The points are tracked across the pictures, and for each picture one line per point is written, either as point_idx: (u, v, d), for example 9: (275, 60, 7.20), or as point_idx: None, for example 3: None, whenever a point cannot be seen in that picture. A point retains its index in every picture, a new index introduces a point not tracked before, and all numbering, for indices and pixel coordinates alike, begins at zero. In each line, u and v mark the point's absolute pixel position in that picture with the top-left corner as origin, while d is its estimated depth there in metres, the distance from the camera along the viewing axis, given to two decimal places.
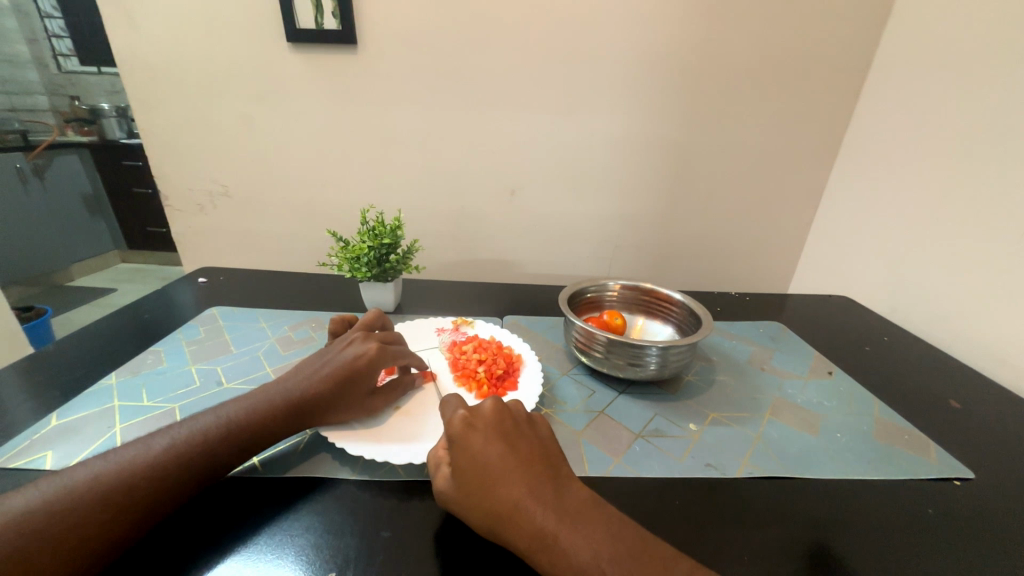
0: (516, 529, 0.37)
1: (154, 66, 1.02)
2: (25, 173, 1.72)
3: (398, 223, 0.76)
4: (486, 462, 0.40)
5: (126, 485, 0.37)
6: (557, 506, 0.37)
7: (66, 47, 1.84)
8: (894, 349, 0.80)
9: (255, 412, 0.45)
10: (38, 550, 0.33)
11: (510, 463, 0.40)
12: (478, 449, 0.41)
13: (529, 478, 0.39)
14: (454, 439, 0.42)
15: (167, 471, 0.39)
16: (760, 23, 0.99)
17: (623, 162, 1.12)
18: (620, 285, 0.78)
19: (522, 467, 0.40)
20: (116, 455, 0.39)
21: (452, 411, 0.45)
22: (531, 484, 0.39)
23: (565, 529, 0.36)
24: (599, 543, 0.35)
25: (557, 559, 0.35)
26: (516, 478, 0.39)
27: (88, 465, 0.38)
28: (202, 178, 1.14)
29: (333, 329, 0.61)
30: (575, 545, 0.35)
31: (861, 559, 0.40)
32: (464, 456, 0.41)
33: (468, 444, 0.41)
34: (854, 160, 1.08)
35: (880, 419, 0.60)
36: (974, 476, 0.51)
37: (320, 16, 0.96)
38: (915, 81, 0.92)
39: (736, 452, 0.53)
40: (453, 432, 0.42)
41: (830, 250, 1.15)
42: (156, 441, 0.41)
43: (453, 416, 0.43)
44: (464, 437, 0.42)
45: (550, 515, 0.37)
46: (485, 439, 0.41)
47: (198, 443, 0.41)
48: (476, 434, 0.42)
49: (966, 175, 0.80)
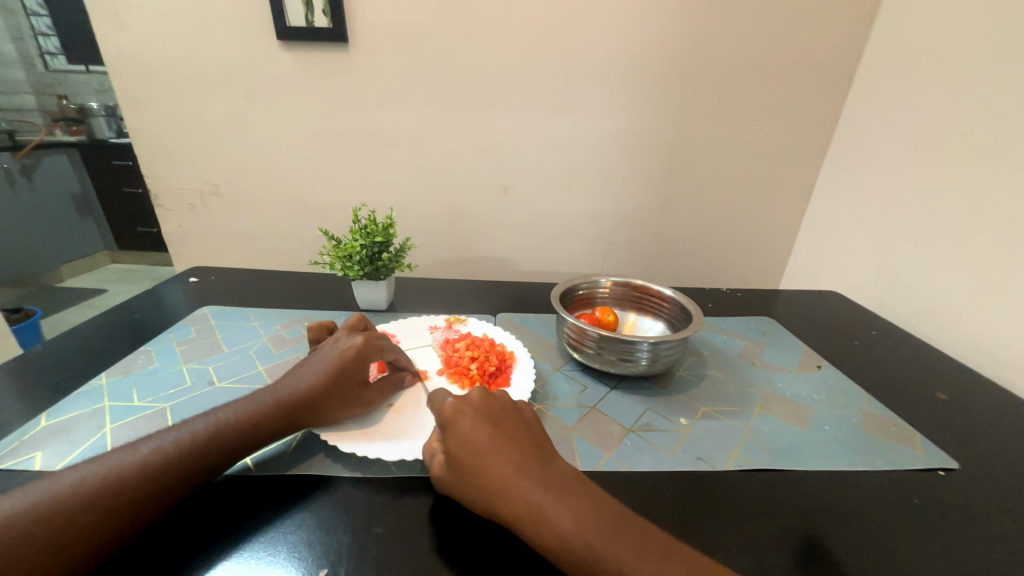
0: (507, 505, 0.37)
1: (142, 64, 1.01)
2: (12, 173, 1.73)
3: (390, 221, 0.76)
4: (475, 444, 0.40)
5: (106, 489, 0.37)
6: (547, 482, 0.38)
7: (53, 45, 1.81)
8: (882, 342, 0.82)
9: (245, 415, 0.45)
10: (17, 557, 0.32)
11: (498, 443, 0.40)
12: (468, 432, 0.41)
13: (517, 456, 0.40)
14: (444, 425, 0.42)
15: (156, 476, 0.38)
16: (750, 21, 0.99)
17: (616, 159, 1.12)
18: (612, 281, 0.78)
19: (512, 447, 0.40)
20: (104, 460, 0.39)
21: (440, 401, 0.45)
22: (519, 462, 0.39)
23: (554, 503, 0.36)
24: (589, 518, 0.36)
25: (546, 534, 0.35)
26: (506, 457, 0.39)
27: (74, 470, 0.38)
28: (193, 177, 1.13)
29: (313, 337, 0.59)
30: (563, 520, 0.35)
31: (849, 549, 0.41)
32: (454, 440, 0.41)
33: (457, 428, 0.42)
34: (842, 155, 1.10)
35: (867, 411, 0.61)
36: (958, 467, 0.52)
37: (311, 14, 0.96)
38: (903, 78, 0.93)
39: (726, 445, 0.53)
40: (443, 417, 0.43)
41: (820, 245, 1.16)
42: (145, 445, 0.40)
43: (443, 403, 0.44)
44: (453, 422, 0.42)
45: (538, 489, 0.37)
46: (474, 423, 0.42)
47: (182, 446, 0.41)
48: (465, 417, 0.42)
49: (953, 170, 0.81)
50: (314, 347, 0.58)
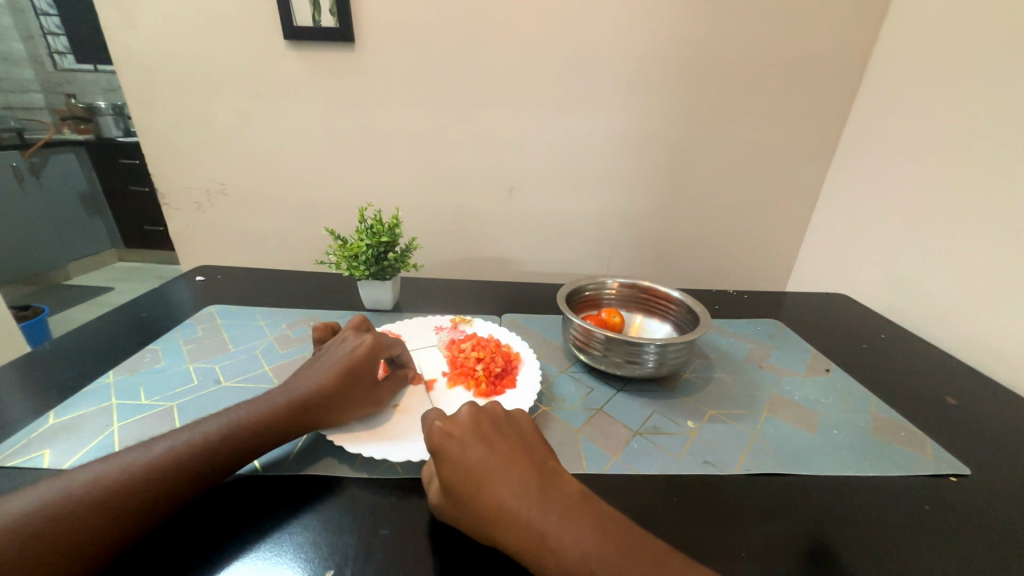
0: (507, 532, 0.36)
1: (150, 63, 1.01)
2: (22, 172, 1.73)
3: (397, 221, 0.76)
4: (469, 469, 0.39)
5: (119, 488, 0.37)
6: (546, 505, 0.37)
7: (62, 44, 1.84)
8: (891, 346, 0.81)
9: (255, 415, 0.45)
10: (29, 559, 0.32)
11: (493, 466, 0.39)
12: (461, 457, 0.40)
13: (512, 479, 0.39)
14: (433, 451, 0.41)
15: (167, 476, 0.38)
16: (757, 20, 0.99)
17: (621, 159, 1.12)
18: (618, 283, 0.78)
19: (505, 468, 0.39)
20: (116, 460, 0.39)
21: (430, 422, 0.44)
22: (515, 485, 0.38)
23: (555, 528, 0.36)
24: (592, 539, 0.35)
25: (550, 560, 0.35)
26: (501, 482, 0.38)
27: (87, 469, 0.38)
28: (200, 176, 1.14)
29: (317, 336, 0.59)
30: (565, 543, 0.35)
31: (857, 555, 0.41)
32: (445, 467, 0.40)
33: (447, 454, 0.40)
34: (850, 156, 1.09)
35: (876, 416, 0.61)
36: (970, 473, 0.52)
37: (318, 14, 0.96)
38: (913, 78, 0.92)
39: (734, 449, 0.53)
40: (431, 443, 0.41)
41: (828, 246, 1.15)
42: (155, 445, 0.40)
43: (430, 428, 0.42)
44: (444, 447, 0.41)
45: (538, 515, 0.36)
46: (465, 448, 0.40)
47: (193, 448, 0.40)
48: (455, 442, 0.41)
49: (963, 173, 0.80)
50: (320, 348, 0.58)
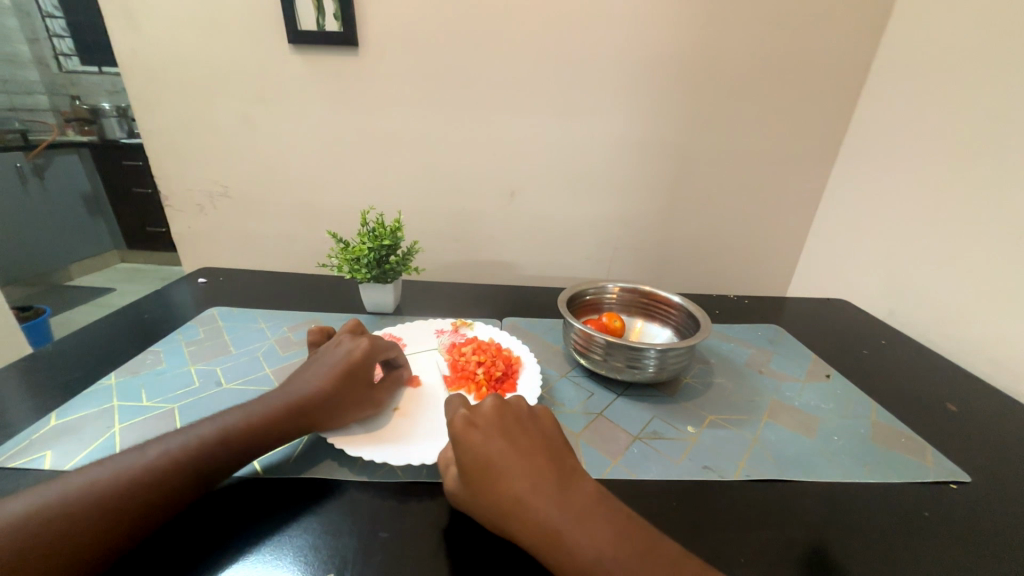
0: (522, 525, 0.37)
1: (154, 66, 1.02)
2: (25, 173, 1.73)
3: (398, 225, 0.76)
4: (489, 460, 0.39)
5: (116, 489, 0.37)
6: (564, 503, 0.37)
7: (67, 46, 1.87)
8: (891, 352, 0.81)
9: (249, 417, 0.45)
10: (27, 559, 0.32)
11: (514, 459, 0.39)
12: (480, 447, 0.40)
13: (531, 474, 0.39)
14: (455, 438, 0.41)
15: (163, 477, 0.38)
16: (758, 26, 0.99)
17: (622, 163, 1.12)
18: (619, 287, 0.78)
19: (526, 463, 0.39)
20: (112, 462, 0.39)
21: (452, 410, 0.44)
22: (534, 480, 0.38)
23: (572, 526, 0.36)
24: (607, 541, 0.35)
25: (563, 556, 0.35)
26: (521, 475, 0.38)
27: (84, 472, 0.38)
28: (203, 178, 1.14)
29: (312, 340, 0.59)
30: (581, 543, 0.35)
31: (857, 561, 0.41)
32: (466, 455, 0.40)
33: (468, 443, 0.40)
34: (850, 162, 1.09)
35: (877, 422, 0.61)
36: (970, 480, 0.52)
37: (322, 18, 0.97)
38: (913, 85, 0.93)
39: (734, 454, 0.53)
40: (454, 430, 0.41)
41: (828, 252, 1.15)
42: (151, 447, 0.40)
43: (453, 416, 0.42)
44: (465, 435, 0.41)
45: (555, 511, 0.37)
46: (487, 438, 0.41)
47: (188, 450, 0.41)
48: (477, 432, 0.41)
49: (963, 180, 0.80)
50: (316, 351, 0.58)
